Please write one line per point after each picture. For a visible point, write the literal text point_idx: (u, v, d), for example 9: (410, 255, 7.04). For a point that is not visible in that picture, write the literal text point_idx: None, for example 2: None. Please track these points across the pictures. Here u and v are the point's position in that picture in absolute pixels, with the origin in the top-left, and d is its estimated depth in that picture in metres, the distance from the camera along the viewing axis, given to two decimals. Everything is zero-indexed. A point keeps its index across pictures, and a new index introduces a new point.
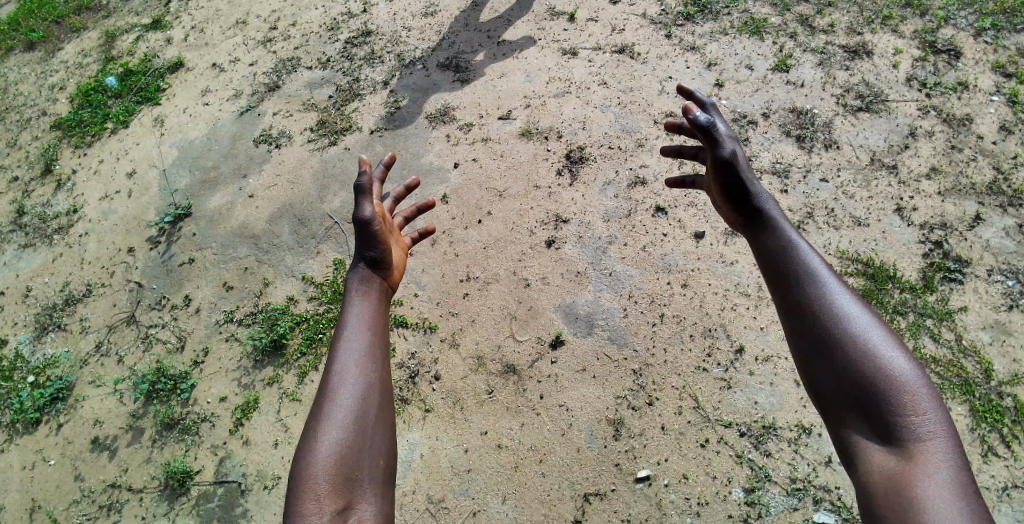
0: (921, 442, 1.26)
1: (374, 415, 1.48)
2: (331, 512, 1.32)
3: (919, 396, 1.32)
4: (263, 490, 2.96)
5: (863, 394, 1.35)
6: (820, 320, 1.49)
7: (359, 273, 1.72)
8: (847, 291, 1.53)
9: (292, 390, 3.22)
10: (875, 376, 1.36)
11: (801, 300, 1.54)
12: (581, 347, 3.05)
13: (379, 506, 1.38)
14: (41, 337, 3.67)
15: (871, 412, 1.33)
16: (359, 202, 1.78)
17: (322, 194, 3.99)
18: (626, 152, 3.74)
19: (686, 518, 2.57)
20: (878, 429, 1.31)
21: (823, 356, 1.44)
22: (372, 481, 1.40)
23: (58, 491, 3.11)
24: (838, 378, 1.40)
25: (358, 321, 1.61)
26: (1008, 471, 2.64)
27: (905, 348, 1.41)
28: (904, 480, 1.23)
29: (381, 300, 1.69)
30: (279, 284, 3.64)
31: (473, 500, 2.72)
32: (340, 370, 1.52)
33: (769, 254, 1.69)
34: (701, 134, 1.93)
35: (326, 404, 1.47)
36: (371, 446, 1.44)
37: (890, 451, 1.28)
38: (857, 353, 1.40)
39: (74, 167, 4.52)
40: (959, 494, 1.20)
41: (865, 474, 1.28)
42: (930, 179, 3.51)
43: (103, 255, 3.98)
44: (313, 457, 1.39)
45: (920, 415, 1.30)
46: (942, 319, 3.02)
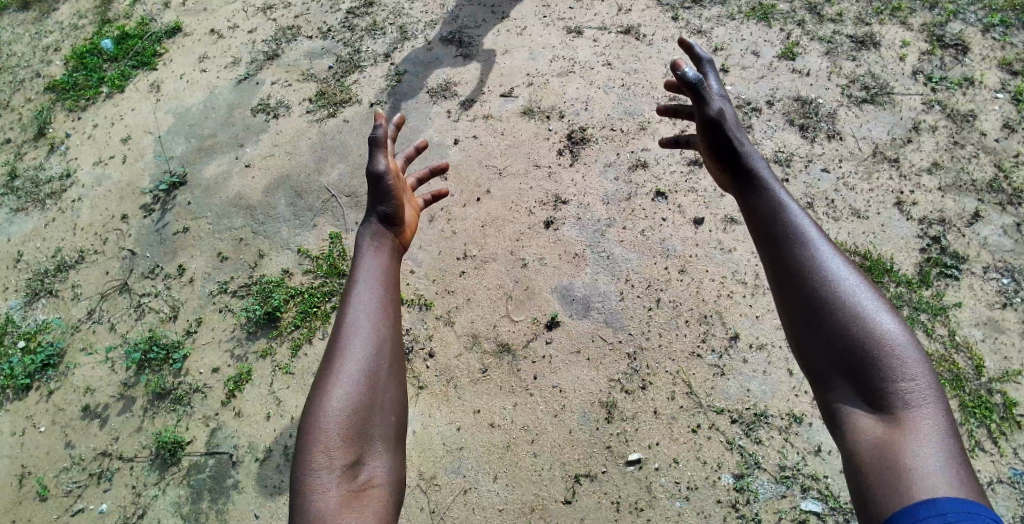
0: (910, 408, 1.24)
1: (386, 370, 1.46)
2: (342, 466, 1.31)
3: (909, 362, 1.30)
4: (254, 462, 2.96)
5: (854, 358, 1.33)
6: (811, 284, 1.46)
7: (371, 228, 1.70)
8: (838, 255, 1.50)
9: (285, 363, 3.21)
10: (865, 341, 1.33)
11: (793, 263, 1.51)
12: (576, 328, 3.05)
13: (390, 462, 1.37)
14: (32, 303, 3.64)
15: (862, 379, 1.30)
16: (374, 155, 1.77)
17: (320, 167, 3.94)
18: (628, 135, 3.70)
19: (675, 502, 2.58)
20: (869, 396, 1.28)
21: (813, 321, 1.42)
22: (384, 437, 1.39)
23: (47, 458, 3.10)
24: (831, 344, 1.37)
25: (368, 276, 1.59)
26: (994, 466, 2.67)
27: (896, 314, 1.38)
28: (894, 447, 1.20)
29: (392, 256, 1.67)
30: (273, 256, 3.61)
31: (464, 478, 2.73)
32: (351, 324, 1.49)
33: (759, 217, 1.66)
34: (691, 92, 1.97)
35: (335, 359, 1.45)
36: (381, 401, 1.42)
37: (879, 418, 1.25)
38: (848, 318, 1.37)
39: (68, 131, 4.45)
40: (948, 462, 1.17)
41: (853, 440, 1.26)
42: (931, 174, 3.50)
43: (96, 221, 3.94)
44: (322, 410, 1.37)
45: (910, 381, 1.27)
46: (936, 314, 3.04)
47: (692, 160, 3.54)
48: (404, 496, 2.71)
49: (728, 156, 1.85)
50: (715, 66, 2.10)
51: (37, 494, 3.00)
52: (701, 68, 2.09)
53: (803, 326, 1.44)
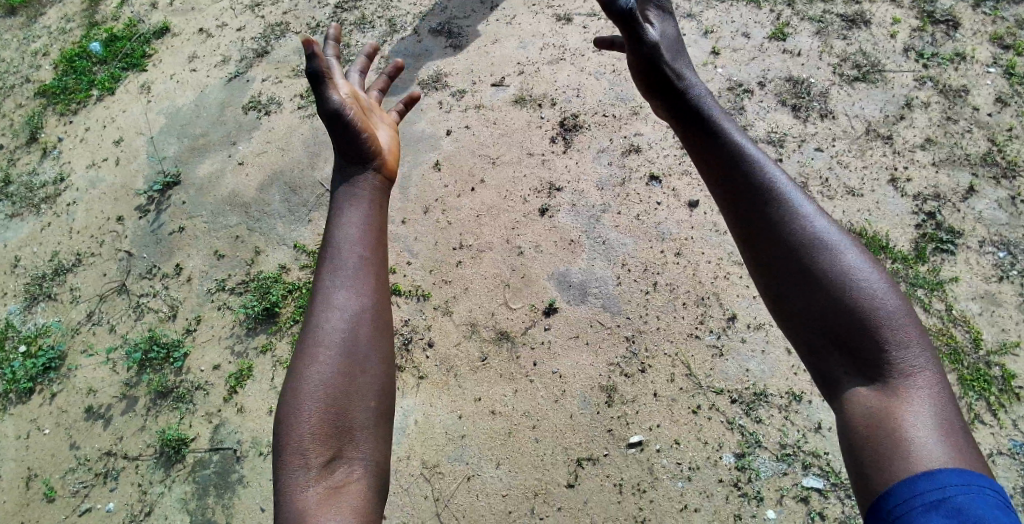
0: (907, 377, 1.13)
1: (368, 348, 1.32)
2: (320, 464, 1.21)
3: (902, 325, 1.17)
4: (259, 456, 2.98)
5: (845, 326, 1.18)
6: (790, 242, 1.28)
7: (344, 178, 1.51)
8: (817, 208, 1.33)
9: (286, 358, 3.22)
10: (856, 305, 1.19)
11: (767, 219, 1.32)
12: (574, 314, 3.05)
13: (373, 455, 1.25)
14: (32, 307, 3.64)
15: (854, 348, 1.17)
16: (322, 92, 1.55)
17: (313, 161, 3.94)
18: (621, 120, 3.70)
19: (677, 482, 2.60)
20: (863, 366, 1.16)
21: (793, 281, 1.26)
22: (366, 427, 1.26)
23: (53, 460, 3.12)
24: (819, 310, 1.21)
25: (347, 236, 1.39)
26: (994, 438, 2.70)
27: (881, 270, 1.24)
28: (891, 419, 1.10)
29: (374, 206, 1.48)
30: (270, 253, 3.61)
31: (467, 465, 2.74)
32: (326, 298, 1.33)
33: (718, 168, 1.42)
34: (620, 23, 1.65)
35: (311, 338, 1.31)
36: (362, 388, 1.28)
37: (875, 388, 1.14)
38: (834, 281, 1.22)
39: (60, 135, 4.44)
40: (950, 434, 1.08)
41: (845, 413, 1.15)
42: (925, 150, 3.50)
43: (92, 224, 3.93)
44: (299, 399, 1.25)
45: (905, 347, 1.15)
46: (933, 289, 3.05)
47: None
48: (408, 485, 2.73)
49: (668, 95, 1.58)
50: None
51: (44, 496, 3.02)
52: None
53: (783, 289, 1.28)
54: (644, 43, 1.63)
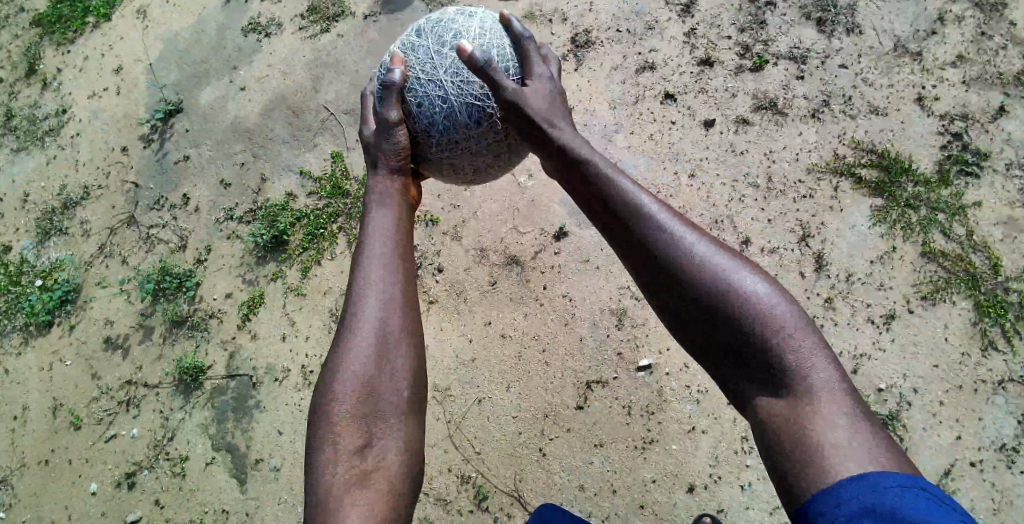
0: (808, 382, 1.12)
1: (399, 340, 1.38)
2: (348, 452, 1.26)
3: (791, 327, 1.16)
4: (275, 382, 3.03)
5: (734, 343, 1.18)
6: (670, 262, 1.24)
7: (383, 184, 1.62)
8: (686, 224, 1.29)
9: (297, 285, 3.22)
10: (745, 322, 1.17)
11: (644, 242, 1.28)
12: (586, 240, 2.99)
13: (404, 442, 1.32)
14: (44, 243, 3.65)
15: (752, 366, 1.16)
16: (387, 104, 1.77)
17: (316, 85, 3.82)
18: (635, 36, 3.52)
19: (686, 405, 2.64)
20: (768, 381, 1.15)
21: (685, 308, 1.23)
22: (398, 415, 1.33)
23: (77, 390, 3.20)
24: (709, 337, 1.21)
25: (379, 235, 1.48)
26: (1006, 364, 2.72)
27: (765, 277, 1.22)
28: (803, 426, 1.09)
29: (406, 212, 1.58)
30: (277, 180, 3.55)
31: (478, 388, 2.77)
32: (361, 289, 1.39)
33: (590, 195, 1.38)
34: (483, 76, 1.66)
35: (341, 336, 1.35)
36: (394, 376, 1.35)
37: (781, 400, 1.13)
38: (720, 300, 1.19)
39: (58, 66, 4.32)
40: (862, 431, 1.08)
41: (756, 425, 1.14)
42: (955, 67, 3.32)
43: (97, 156, 3.88)
44: (336, 387, 1.31)
45: (796, 351, 1.14)
46: (955, 214, 2.97)
47: (702, 59, 3.42)
48: None
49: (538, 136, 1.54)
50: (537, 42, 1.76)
51: (72, 424, 3.12)
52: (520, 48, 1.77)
53: (680, 319, 1.25)
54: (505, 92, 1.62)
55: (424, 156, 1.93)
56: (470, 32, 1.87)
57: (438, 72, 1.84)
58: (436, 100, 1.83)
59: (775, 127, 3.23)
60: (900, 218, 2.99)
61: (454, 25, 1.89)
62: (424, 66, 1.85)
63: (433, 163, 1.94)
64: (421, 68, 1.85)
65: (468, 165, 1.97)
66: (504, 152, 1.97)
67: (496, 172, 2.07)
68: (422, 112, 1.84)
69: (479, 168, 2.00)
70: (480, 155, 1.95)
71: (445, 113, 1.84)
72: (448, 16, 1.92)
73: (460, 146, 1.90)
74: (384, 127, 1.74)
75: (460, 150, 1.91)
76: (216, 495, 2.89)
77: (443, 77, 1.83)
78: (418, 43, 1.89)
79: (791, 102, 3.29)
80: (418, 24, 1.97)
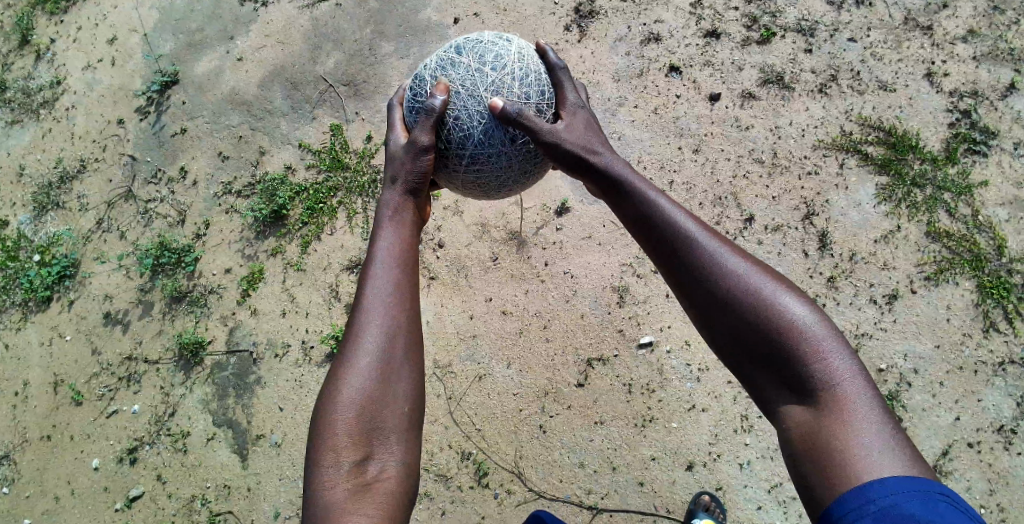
0: (836, 390, 1.18)
1: (403, 355, 1.41)
2: (351, 463, 1.30)
3: (822, 339, 1.23)
4: (274, 358, 3.03)
5: (767, 355, 1.26)
6: (708, 281, 1.34)
7: (393, 202, 1.64)
8: (725, 243, 1.38)
9: (296, 260, 3.20)
10: (777, 335, 1.24)
11: (685, 263, 1.38)
12: (588, 215, 2.96)
13: (402, 455, 1.35)
14: (41, 217, 3.61)
15: (782, 373, 1.24)
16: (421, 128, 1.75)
17: (315, 55, 3.75)
18: (640, 5, 3.44)
19: (686, 383, 2.64)
20: (796, 390, 1.22)
21: (718, 317, 1.32)
22: (396, 429, 1.36)
23: (77, 365, 3.20)
24: (742, 340, 1.29)
25: (384, 253, 1.52)
26: (1007, 346, 2.72)
27: (800, 295, 1.30)
28: (827, 434, 1.15)
29: (413, 229, 1.61)
30: (275, 153, 3.51)
31: (479, 365, 2.77)
32: (366, 306, 1.44)
33: (636, 217, 1.50)
34: (517, 124, 1.72)
35: (347, 352, 1.40)
36: (395, 391, 1.38)
37: (808, 407, 1.20)
38: (753, 316, 1.27)
39: (51, 35, 4.23)
40: (885, 438, 1.14)
41: (785, 434, 1.21)
42: (966, 42, 3.26)
43: (93, 128, 3.82)
44: (337, 402, 1.34)
45: (825, 361, 1.21)
46: (960, 194, 2.95)
47: (708, 31, 3.35)
48: None
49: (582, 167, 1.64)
50: (572, 75, 1.88)
51: (72, 399, 3.12)
52: (555, 78, 1.88)
53: (713, 329, 1.34)
54: (543, 131, 1.69)
55: (451, 168, 1.92)
56: (509, 56, 1.88)
57: (479, 89, 1.83)
58: (475, 115, 1.83)
59: (781, 101, 3.18)
60: (905, 197, 2.95)
61: (494, 47, 1.89)
62: (465, 82, 1.84)
63: (459, 176, 1.94)
64: (461, 84, 1.84)
65: (497, 181, 1.97)
66: (528, 171, 1.98)
67: (515, 190, 2.06)
68: (457, 126, 1.84)
69: (504, 186, 2.00)
70: (509, 172, 1.95)
71: (483, 128, 1.83)
72: (488, 37, 1.93)
73: (489, 163, 1.90)
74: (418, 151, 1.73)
75: (490, 167, 1.91)
76: (218, 471, 2.90)
77: (483, 94, 1.83)
78: (458, 61, 1.87)
79: (797, 76, 3.23)
80: (455, 40, 1.95)
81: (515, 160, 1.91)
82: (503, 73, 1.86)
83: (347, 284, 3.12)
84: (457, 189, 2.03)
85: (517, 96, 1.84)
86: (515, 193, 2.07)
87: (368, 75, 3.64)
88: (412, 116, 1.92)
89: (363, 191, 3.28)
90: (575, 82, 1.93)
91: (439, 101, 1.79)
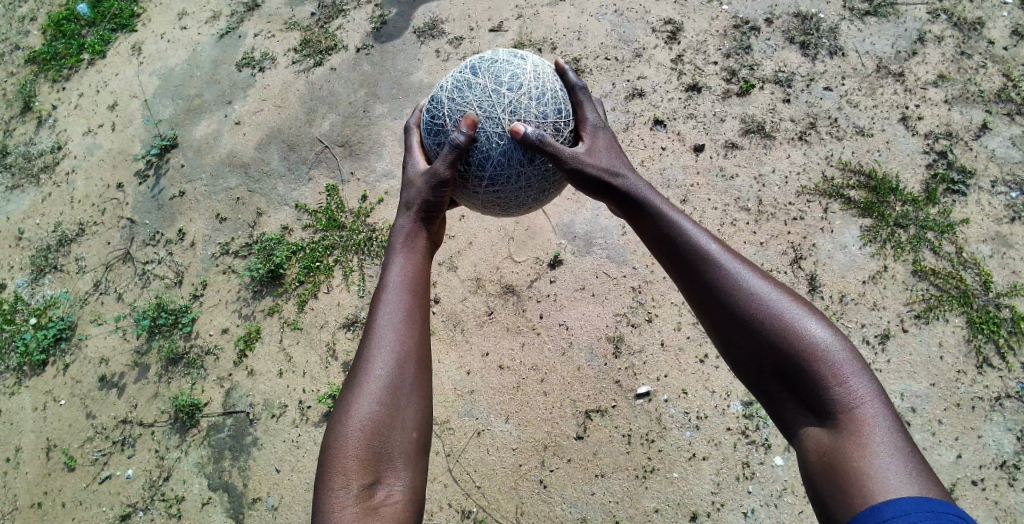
0: (854, 412, 1.25)
1: (410, 382, 1.46)
2: (359, 486, 1.32)
3: (842, 363, 1.30)
4: (271, 418, 3.02)
5: (789, 375, 1.33)
6: (730, 303, 1.43)
7: (405, 231, 1.71)
8: (749, 267, 1.47)
9: (293, 319, 3.23)
10: (798, 356, 1.32)
11: (708, 285, 1.47)
12: (580, 266, 3.03)
13: (408, 479, 1.38)
14: (39, 280, 3.65)
15: (803, 392, 1.31)
16: (446, 160, 1.81)
17: (310, 118, 3.87)
18: (623, 63, 3.63)
19: (685, 432, 2.64)
20: (817, 411, 1.28)
21: (739, 338, 1.41)
22: (403, 454, 1.39)
23: (71, 430, 3.18)
24: (763, 360, 1.37)
25: (397, 281, 1.59)
26: (1002, 381, 2.72)
27: (822, 318, 1.37)
28: (844, 453, 1.21)
29: (423, 259, 1.68)
30: (272, 214, 3.57)
31: (477, 420, 2.77)
32: (377, 333, 1.50)
33: (663, 241, 1.59)
34: (540, 152, 1.79)
35: (359, 376, 1.45)
36: (403, 416, 1.42)
37: (828, 427, 1.26)
38: (775, 336, 1.35)
39: (54, 102, 4.36)
40: (902, 459, 1.19)
41: (805, 453, 1.27)
42: (938, 86, 3.40)
43: (92, 192, 3.90)
44: (347, 426, 1.38)
45: (845, 384, 1.28)
46: (943, 232, 3.01)
47: (690, 85, 3.50)
48: None
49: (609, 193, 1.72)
50: (591, 95, 1.98)
51: (65, 465, 3.08)
52: (575, 98, 1.97)
53: (734, 349, 1.42)
54: (567, 160, 1.76)
55: (471, 189, 1.99)
56: (525, 76, 1.97)
57: (497, 110, 1.91)
58: (494, 136, 1.91)
59: (763, 150, 3.28)
60: (889, 237, 3.02)
61: (510, 67, 1.98)
62: (482, 103, 1.92)
63: (478, 197, 2.01)
64: (480, 106, 1.92)
65: (515, 199, 2.04)
66: (546, 189, 2.06)
67: (533, 206, 2.13)
68: (476, 149, 1.91)
69: (522, 203, 2.07)
70: (527, 190, 2.02)
71: (501, 150, 1.91)
72: (502, 57, 2.02)
73: (508, 183, 1.97)
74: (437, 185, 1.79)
75: (509, 186, 1.98)
76: None
77: (502, 115, 1.91)
78: (475, 82, 1.96)
79: (777, 124, 3.35)
80: (471, 61, 2.04)
81: (534, 179, 2.00)
82: (518, 93, 1.94)
83: (344, 342, 3.13)
84: (476, 207, 2.10)
85: (535, 116, 1.93)
86: (533, 210, 2.15)
87: (362, 135, 3.75)
88: (430, 140, 1.98)
89: (359, 248, 3.34)
90: (595, 100, 2.02)
91: (464, 135, 1.83)
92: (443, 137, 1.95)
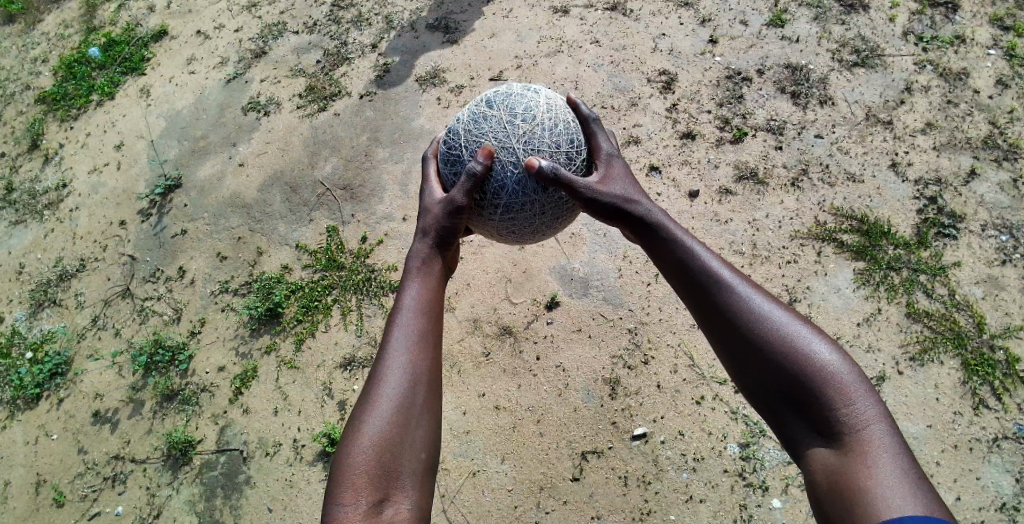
0: (861, 433, 1.26)
1: (420, 404, 1.49)
2: (367, 503, 1.34)
3: (849, 386, 1.32)
4: (265, 456, 2.99)
5: (798, 396, 1.35)
6: (739, 325, 1.46)
7: (421, 255, 1.75)
8: (759, 291, 1.50)
9: (290, 358, 3.23)
10: (807, 378, 1.34)
11: (719, 307, 1.51)
12: (577, 307, 3.06)
13: (415, 499, 1.39)
14: (37, 314, 3.67)
15: (810, 413, 1.33)
16: (464, 187, 1.86)
17: (313, 160, 3.95)
18: (619, 111, 3.73)
19: (682, 474, 2.62)
20: (824, 432, 1.30)
21: (748, 359, 1.44)
22: (411, 474, 1.41)
23: (62, 465, 3.14)
24: (770, 381, 1.39)
25: (412, 304, 1.64)
26: (999, 423, 2.71)
27: (830, 341, 1.40)
28: (849, 474, 1.22)
29: (438, 283, 1.72)
30: (272, 253, 3.62)
31: (473, 461, 2.76)
32: (390, 355, 1.53)
33: (675, 264, 1.63)
34: (553, 181, 1.84)
35: (371, 395, 1.48)
36: (412, 437, 1.44)
37: (834, 448, 1.27)
38: (784, 357, 1.38)
39: (61, 141, 4.45)
40: (907, 482, 1.20)
41: (810, 473, 1.29)
42: (926, 134, 3.49)
43: (94, 229, 3.94)
44: (358, 442, 1.40)
45: (852, 405, 1.30)
46: (935, 274, 3.05)
47: (684, 132, 3.59)
48: None
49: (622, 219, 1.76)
50: (604, 127, 2.03)
51: (53, 501, 3.04)
52: (588, 129, 2.03)
53: (743, 370, 1.45)
54: (581, 189, 1.80)
55: (486, 216, 2.04)
56: (539, 107, 2.03)
57: (512, 141, 1.97)
58: (509, 165, 1.96)
59: (757, 195, 3.35)
60: (882, 280, 3.06)
61: (524, 100, 2.05)
62: (498, 134, 1.98)
63: (494, 224, 2.05)
64: (495, 137, 1.98)
65: (530, 226, 2.08)
66: (559, 217, 2.10)
67: (546, 233, 2.17)
68: (492, 178, 1.96)
69: (536, 230, 2.11)
70: (543, 217, 2.06)
71: (516, 179, 1.96)
72: (516, 91, 2.08)
73: (523, 210, 2.01)
74: (454, 211, 1.84)
75: (523, 214, 2.02)
76: None
77: (517, 145, 1.97)
78: (490, 114, 2.02)
79: (770, 170, 3.42)
80: (486, 94, 2.11)
81: (547, 207, 2.04)
82: (533, 124, 2.00)
83: (341, 382, 3.12)
84: (491, 235, 2.14)
85: (549, 145, 1.99)
86: (547, 237, 2.18)
87: (364, 178, 3.82)
88: (447, 169, 2.04)
89: (358, 288, 3.37)
90: (607, 131, 2.09)
91: (481, 164, 1.89)
92: (460, 166, 2.01)
